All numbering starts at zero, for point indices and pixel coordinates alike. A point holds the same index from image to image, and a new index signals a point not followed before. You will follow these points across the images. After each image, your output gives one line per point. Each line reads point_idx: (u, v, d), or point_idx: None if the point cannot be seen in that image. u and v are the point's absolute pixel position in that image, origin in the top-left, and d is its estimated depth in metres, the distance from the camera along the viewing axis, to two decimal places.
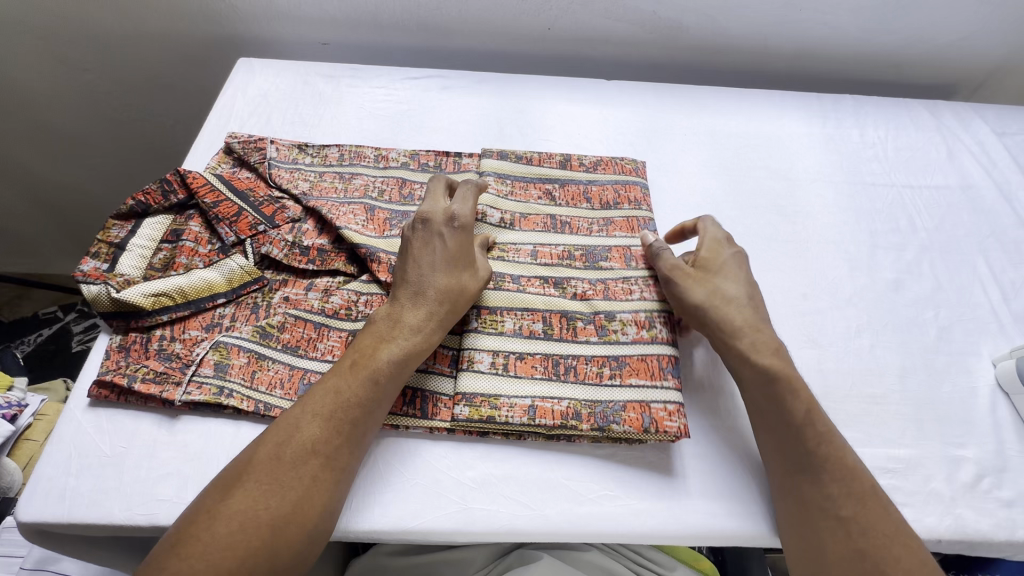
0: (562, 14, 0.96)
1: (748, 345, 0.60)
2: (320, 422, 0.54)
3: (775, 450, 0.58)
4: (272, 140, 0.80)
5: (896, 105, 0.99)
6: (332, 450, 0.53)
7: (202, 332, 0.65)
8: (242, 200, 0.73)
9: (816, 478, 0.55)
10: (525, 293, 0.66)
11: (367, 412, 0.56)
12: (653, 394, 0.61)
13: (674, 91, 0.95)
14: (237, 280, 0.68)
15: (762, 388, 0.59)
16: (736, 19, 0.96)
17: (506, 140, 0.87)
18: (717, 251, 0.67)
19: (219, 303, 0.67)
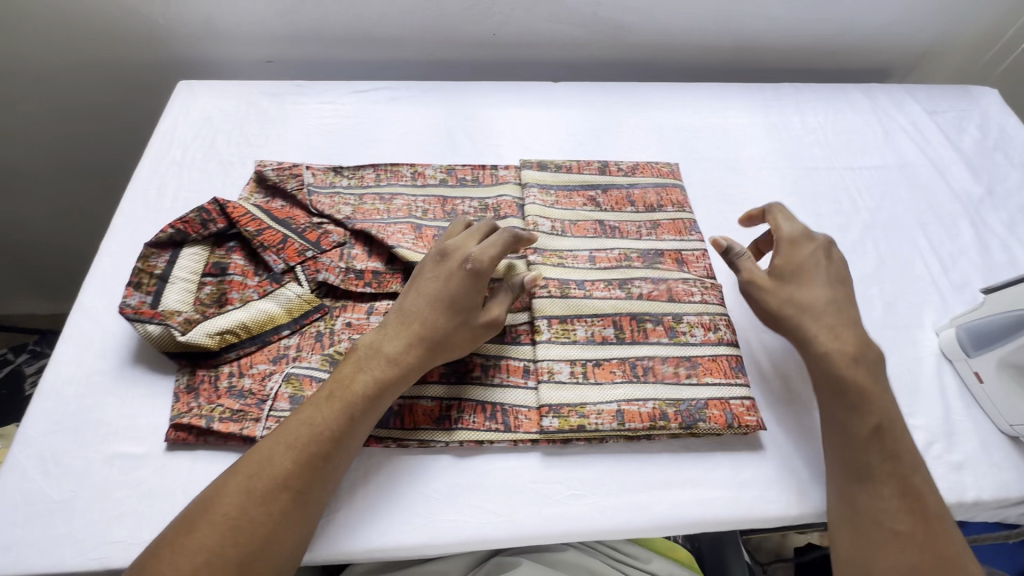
0: (506, 20, 0.97)
1: (828, 350, 0.61)
2: (292, 455, 0.53)
3: (839, 456, 0.58)
4: (306, 166, 0.81)
5: (834, 92, 1.03)
6: (301, 484, 0.52)
7: (270, 365, 0.64)
8: (285, 228, 0.72)
9: (882, 492, 0.55)
10: (592, 299, 0.66)
11: (339, 448, 0.55)
12: (729, 393, 0.61)
13: (621, 90, 0.97)
14: (297, 311, 0.67)
15: (838, 397, 0.59)
16: (675, 14, 0.99)
17: (458, 147, 0.88)
18: (797, 249, 0.67)
19: (283, 335, 0.66)
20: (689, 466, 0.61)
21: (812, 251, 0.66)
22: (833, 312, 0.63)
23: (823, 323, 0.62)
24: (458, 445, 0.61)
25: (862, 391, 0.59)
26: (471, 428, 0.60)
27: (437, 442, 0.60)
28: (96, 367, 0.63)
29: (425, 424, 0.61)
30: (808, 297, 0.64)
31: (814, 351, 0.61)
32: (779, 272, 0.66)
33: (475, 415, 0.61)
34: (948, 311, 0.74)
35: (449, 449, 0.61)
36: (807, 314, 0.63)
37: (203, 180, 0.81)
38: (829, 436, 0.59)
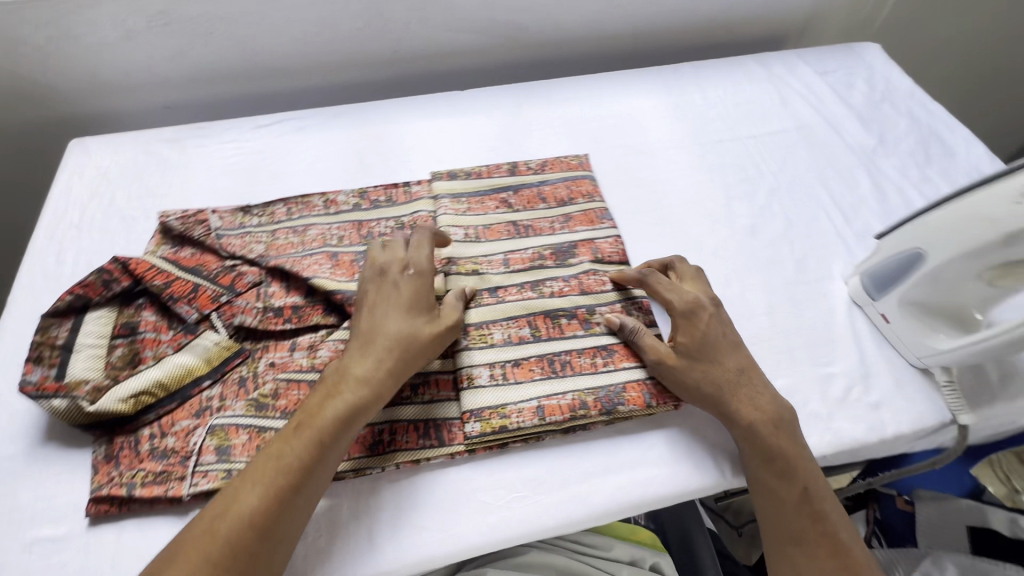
0: (403, 36, 0.97)
1: (752, 420, 0.60)
2: (259, 491, 0.51)
3: (771, 519, 0.58)
4: (211, 210, 0.79)
5: (730, 65, 1.07)
6: (271, 521, 0.51)
7: (194, 419, 0.62)
8: (195, 276, 0.70)
9: (815, 555, 0.55)
10: (505, 303, 0.69)
11: (311, 477, 0.53)
12: (646, 373, 0.65)
13: (526, 89, 0.98)
14: (216, 359, 0.65)
15: (765, 467, 0.59)
16: (569, 8, 1.00)
17: (368, 168, 0.87)
18: (695, 322, 0.65)
19: (205, 387, 0.64)
20: (623, 451, 0.63)
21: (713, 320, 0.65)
22: (752, 383, 0.62)
23: (746, 395, 0.61)
24: (395, 469, 0.61)
25: (788, 459, 0.59)
26: (406, 448, 0.60)
27: (374, 469, 0.60)
28: (5, 453, 0.60)
29: (358, 452, 0.60)
30: (722, 373, 0.62)
31: (739, 426, 0.60)
32: (688, 352, 0.63)
33: (406, 435, 0.61)
34: (854, 259, 0.78)
35: (387, 474, 0.61)
36: (729, 390, 0.61)
37: (105, 240, 0.78)
38: (762, 502, 0.59)
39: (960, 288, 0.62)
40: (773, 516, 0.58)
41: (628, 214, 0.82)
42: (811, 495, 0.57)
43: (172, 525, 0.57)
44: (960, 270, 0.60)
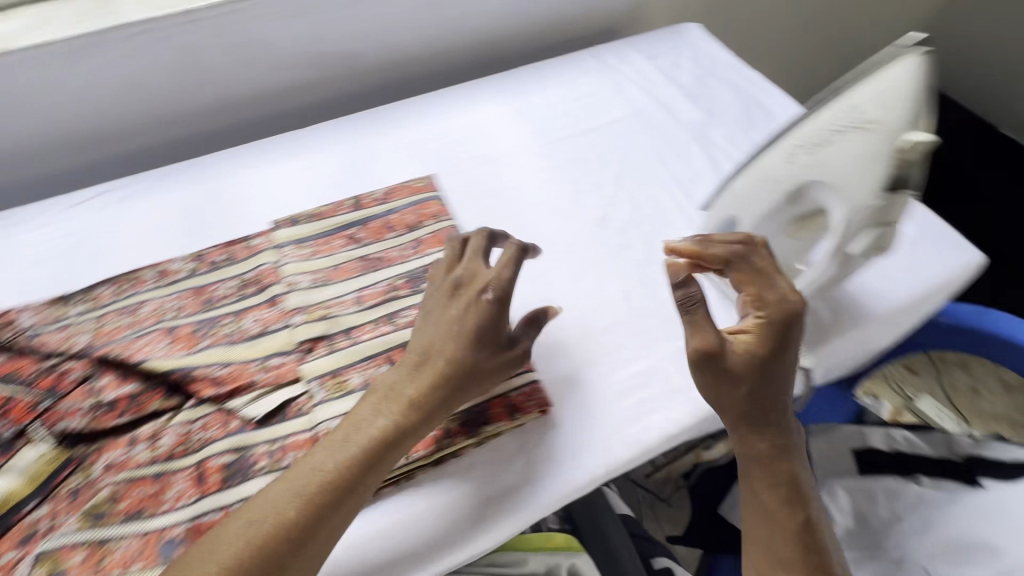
0: (226, 81, 0.93)
1: (774, 439, 0.60)
2: (296, 503, 0.50)
3: (761, 539, 0.59)
4: (18, 309, 0.71)
5: (568, 62, 1.10)
6: (304, 537, 0.50)
7: (19, 549, 0.55)
8: (6, 384, 0.63)
9: None
10: (360, 344, 0.67)
11: (346, 499, 0.52)
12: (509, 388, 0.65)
13: (366, 116, 0.96)
14: (39, 474, 0.59)
15: (768, 486, 0.59)
16: (397, 29, 1.00)
17: (203, 227, 0.81)
18: (778, 341, 0.57)
19: (29, 510, 0.57)
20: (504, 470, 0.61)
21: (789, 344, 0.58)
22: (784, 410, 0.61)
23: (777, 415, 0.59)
24: None
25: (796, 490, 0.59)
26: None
27: None
28: None
29: None
30: (767, 396, 0.58)
31: (759, 448, 0.60)
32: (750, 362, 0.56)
33: None
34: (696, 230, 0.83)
35: None
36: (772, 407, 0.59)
37: None
38: (755, 517, 0.60)
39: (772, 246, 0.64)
40: (763, 531, 0.59)
41: (480, 225, 0.82)
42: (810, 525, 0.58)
43: None
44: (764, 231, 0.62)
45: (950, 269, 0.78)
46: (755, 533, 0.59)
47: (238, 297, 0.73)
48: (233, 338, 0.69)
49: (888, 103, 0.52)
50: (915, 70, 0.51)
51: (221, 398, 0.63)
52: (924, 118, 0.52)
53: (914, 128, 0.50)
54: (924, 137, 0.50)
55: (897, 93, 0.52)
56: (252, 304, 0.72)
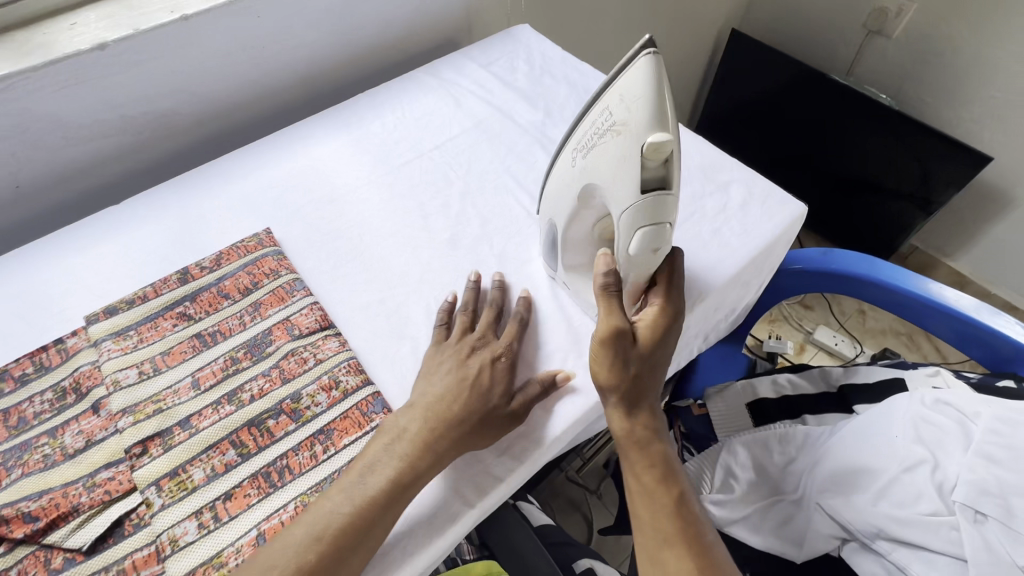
0: (12, 168, 0.83)
1: (651, 420, 0.64)
2: (352, 500, 0.55)
3: (648, 518, 0.60)
4: None
5: (403, 83, 1.07)
6: (358, 535, 0.54)
7: None
8: None
9: (682, 559, 0.58)
10: (201, 433, 0.61)
11: (371, 533, 0.55)
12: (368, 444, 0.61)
13: (188, 178, 0.89)
14: None
15: (648, 468, 0.62)
16: (208, 79, 0.94)
17: (7, 338, 0.72)
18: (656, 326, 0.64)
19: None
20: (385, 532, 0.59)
21: (672, 327, 0.65)
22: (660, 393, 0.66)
23: (651, 397, 0.65)
24: None
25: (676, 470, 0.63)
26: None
27: None
28: None
29: None
30: (650, 371, 0.64)
31: (640, 429, 0.63)
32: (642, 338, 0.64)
33: None
34: None
35: None
36: (648, 384, 0.64)
37: None
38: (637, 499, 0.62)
39: (595, 245, 0.71)
40: (652, 519, 0.60)
41: (326, 272, 0.78)
42: (687, 507, 0.61)
43: None
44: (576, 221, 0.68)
45: (778, 225, 0.84)
46: (646, 525, 0.60)
47: (55, 411, 0.65)
48: (50, 460, 0.60)
49: (631, 106, 0.56)
50: (643, 68, 0.55)
51: (37, 535, 0.55)
52: (669, 114, 0.56)
53: (652, 129, 0.55)
54: (662, 139, 0.54)
55: (637, 95, 0.56)
56: (72, 416, 0.64)
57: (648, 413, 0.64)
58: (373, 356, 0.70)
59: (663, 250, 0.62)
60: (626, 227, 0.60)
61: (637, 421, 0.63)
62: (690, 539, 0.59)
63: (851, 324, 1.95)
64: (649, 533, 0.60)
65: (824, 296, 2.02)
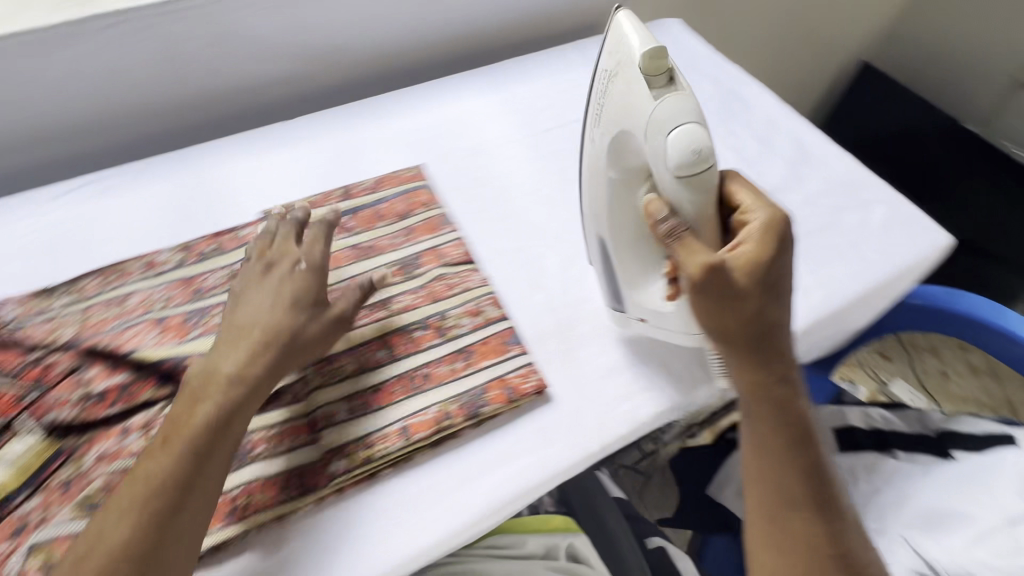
0: (207, 73, 0.92)
1: (782, 371, 0.60)
2: (216, 399, 0.54)
3: (772, 473, 0.60)
4: (3, 301, 0.70)
5: (551, 55, 1.11)
6: (223, 429, 0.54)
7: (13, 541, 0.54)
8: None
9: (807, 517, 0.58)
10: (356, 329, 0.68)
11: (241, 415, 0.55)
12: (504, 368, 0.65)
13: (351, 108, 0.96)
14: (29, 467, 0.57)
15: (777, 426, 0.60)
16: (383, 21, 1.00)
17: (191, 220, 0.81)
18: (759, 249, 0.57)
19: (19, 501, 0.56)
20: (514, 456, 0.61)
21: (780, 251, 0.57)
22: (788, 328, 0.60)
23: (779, 342, 0.59)
24: (260, 531, 0.56)
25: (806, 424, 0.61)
26: (265, 507, 0.56)
27: (235, 537, 0.55)
28: None
29: (214, 526, 0.55)
30: (774, 312, 0.59)
31: (768, 380, 0.60)
32: (746, 267, 0.56)
33: (267, 492, 0.57)
34: None
35: (253, 537, 0.56)
36: (775, 332, 0.59)
37: None
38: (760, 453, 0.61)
39: None
40: (776, 476, 0.59)
41: (471, 214, 0.83)
42: (815, 469, 0.60)
43: None
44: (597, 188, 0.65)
45: (918, 251, 0.83)
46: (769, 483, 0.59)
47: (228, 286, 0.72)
48: None
49: (615, 51, 0.60)
50: (623, 18, 0.60)
51: None
52: None
53: (645, 46, 0.56)
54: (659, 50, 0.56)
55: (617, 38, 0.60)
56: None
57: (774, 360, 0.60)
58: (511, 295, 0.74)
59: (706, 159, 0.56)
60: (658, 150, 0.57)
61: (764, 372, 0.60)
62: (817, 502, 0.58)
63: (933, 383, 1.87)
64: (771, 492, 0.60)
65: (901, 336, 1.97)
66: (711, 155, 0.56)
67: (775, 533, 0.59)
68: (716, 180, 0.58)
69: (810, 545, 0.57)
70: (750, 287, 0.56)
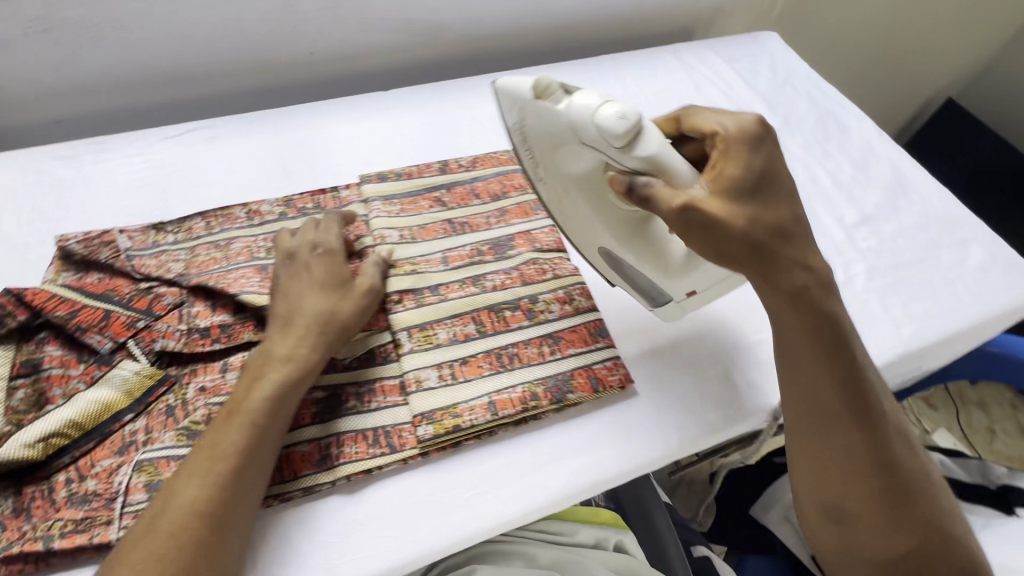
0: (317, 36, 0.94)
1: (807, 283, 0.57)
2: (275, 373, 0.53)
3: (811, 395, 0.59)
4: (119, 229, 0.73)
5: (647, 56, 1.11)
6: (283, 402, 0.52)
7: (117, 457, 0.57)
8: (105, 302, 0.65)
9: (849, 432, 0.58)
10: (448, 301, 0.69)
11: (299, 391, 0.53)
12: (591, 358, 0.66)
13: (450, 87, 0.97)
14: (137, 389, 0.60)
15: (808, 343, 0.58)
16: (488, 5, 1.01)
17: (292, 176, 0.83)
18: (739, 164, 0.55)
19: (127, 420, 0.59)
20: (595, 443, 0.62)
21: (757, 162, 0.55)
22: (795, 220, 0.57)
23: (795, 245, 0.57)
24: (346, 482, 0.57)
25: (839, 327, 0.59)
26: (355, 459, 0.57)
27: (323, 484, 0.56)
28: None
29: (306, 469, 0.56)
30: (777, 215, 0.56)
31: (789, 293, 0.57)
32: (726, 180, 0.55)
33: (357, 444, 0.58)
34: None
35: (339, 487, 0.57)
36: (786, 241, 0.56)
37: None
38: (796, 377, 0.60)
39: None
40: (812, 402, 0.59)
41: None
42: (855, 383, 0.59)
43: None
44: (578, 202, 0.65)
45: (1016, 298, 0.80)
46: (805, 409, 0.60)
47: None
48: None
49: (513, 103, 0.60)
50: (504, 84, 0.59)
51: None
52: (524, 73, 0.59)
53: (529, 85, 0.58)
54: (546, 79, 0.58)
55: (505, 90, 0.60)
56: None
57: (792, 265, 0.57)
58: (598, 288, 0.74)
59: (634, 117, 0.53)
60: (591, 134, 0.56)
61: (787, 282, 0.57)
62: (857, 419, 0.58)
63: None
64: (805, 413, 0.60)
65: None
66: (638, 114, 0.54)
67: (814, 453, 0.60)
68: (660, 135, 0.55)
69: (850, 459, 0.58)
70: (733, 194, 0.54)
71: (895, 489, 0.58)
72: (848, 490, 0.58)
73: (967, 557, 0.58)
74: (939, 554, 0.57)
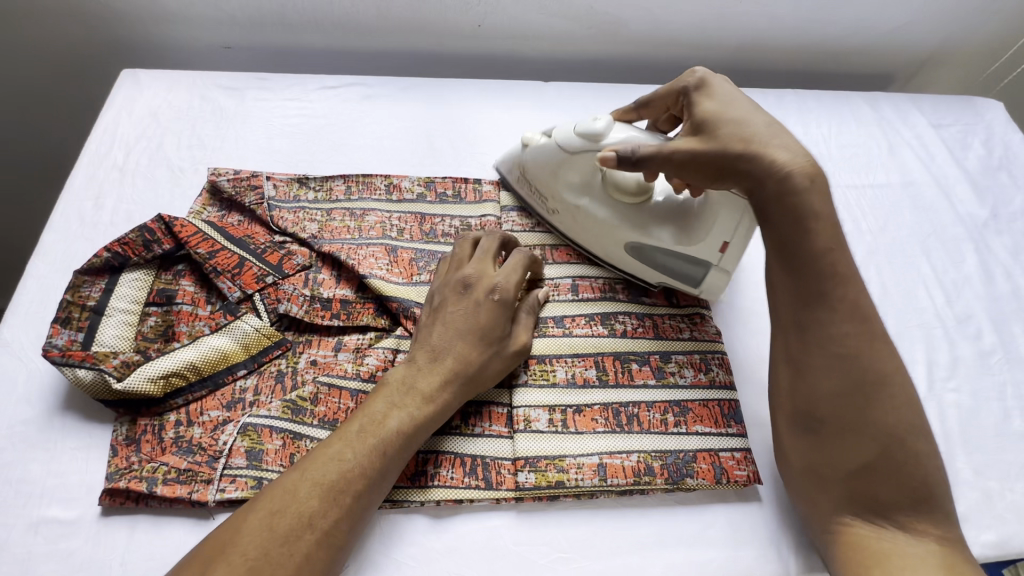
0: (492, 10, 0.89)
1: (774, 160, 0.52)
2: (411, 411, 0.51)
3: (786, 298, 0.54)
4: (267, 175, 0.72)
5: (838, 98, 0.97)
6: (413, 441, 0.50)
7: (224, 412, 0.56)
8: (241, 248, 0.64)
9: (814, 337, 0.52)
10: (573, 337, 0.63)
11: (427, 432, 0.52)
12: (718, 443, 0.59)
13: (615, 91, 0.89)
14: (254, 346, 0.59)
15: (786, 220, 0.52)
16: (677, 10, 0.92)
17: (436, 155, 0.79)
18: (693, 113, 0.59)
19: (239, 375, 0.58)
20: (701, 541, 0.55)
21: (703, 103, 0.59)
22: (765, 132, 0.55)
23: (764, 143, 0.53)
24: (435, 505, 0.55)
25: (816, 215, 0.51)
26: (449, 484, 0.54)
27: (412, 501, 0.54)
28: (19, 416, 0.55)
29: (400, 481, 0.54)
30: (741, 127, 0.55)
31: (772, 174, 0.52)
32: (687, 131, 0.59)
33: (453, 470, 0.55)
34: (951, 347, 0.72)
35: (427, 508, 0.55)
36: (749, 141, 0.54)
37: (151, 191, 0.71)
38: (778, 279, 0.54)
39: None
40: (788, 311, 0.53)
41: None
42: (828, 284, 0.51)
43: (187, 533, 0.51)
44: (587, 218, 0.67)
45: None
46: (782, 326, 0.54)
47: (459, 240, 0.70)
48: None
49: (516, 164, 0.72)
50: (505, 160, 0.75)
51: None
52: (512, 148, 0.74)
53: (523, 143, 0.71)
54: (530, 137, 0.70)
55: (510, 156, 0.74)
56: None
57: (763, 163, 0.53)
58: (734, 363, 0.66)
59: (608, 117, 0.62)
60: (577, 144, 0.64)
61: (764, 170, 0.53)
62: (832, 339, 0.51)
63: None
64: (780, 310, 0.55)
65: None
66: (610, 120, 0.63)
67: (784, 365, 0.54)
68: (639, 133, 0.63)
69: (817, 334, 0.52)
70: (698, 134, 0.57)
71: (859, 392, 0.50)
72: (815, 390, 0.51)
73: (936, 483, 0.49)
74: (903, 472, 0.49)
